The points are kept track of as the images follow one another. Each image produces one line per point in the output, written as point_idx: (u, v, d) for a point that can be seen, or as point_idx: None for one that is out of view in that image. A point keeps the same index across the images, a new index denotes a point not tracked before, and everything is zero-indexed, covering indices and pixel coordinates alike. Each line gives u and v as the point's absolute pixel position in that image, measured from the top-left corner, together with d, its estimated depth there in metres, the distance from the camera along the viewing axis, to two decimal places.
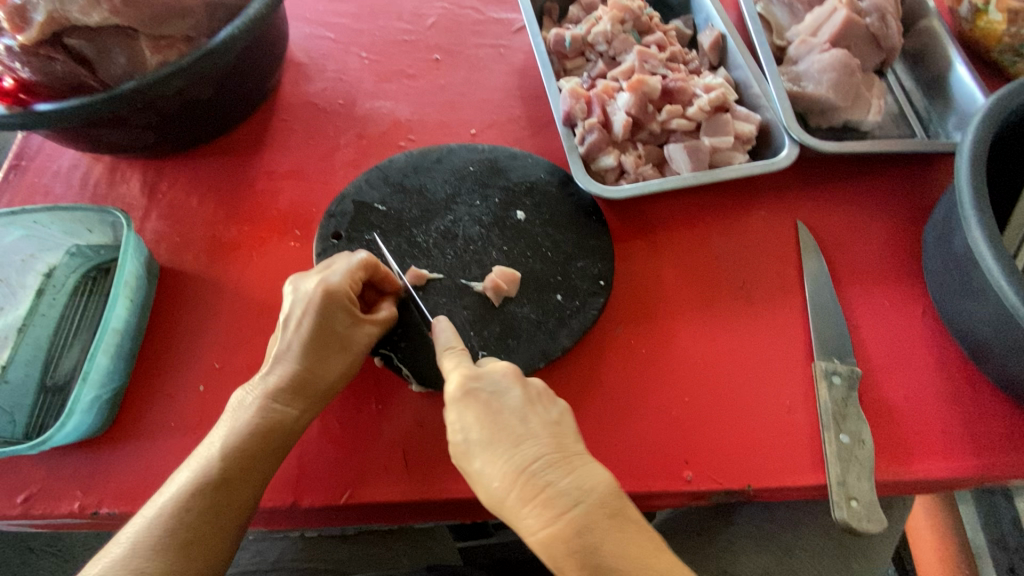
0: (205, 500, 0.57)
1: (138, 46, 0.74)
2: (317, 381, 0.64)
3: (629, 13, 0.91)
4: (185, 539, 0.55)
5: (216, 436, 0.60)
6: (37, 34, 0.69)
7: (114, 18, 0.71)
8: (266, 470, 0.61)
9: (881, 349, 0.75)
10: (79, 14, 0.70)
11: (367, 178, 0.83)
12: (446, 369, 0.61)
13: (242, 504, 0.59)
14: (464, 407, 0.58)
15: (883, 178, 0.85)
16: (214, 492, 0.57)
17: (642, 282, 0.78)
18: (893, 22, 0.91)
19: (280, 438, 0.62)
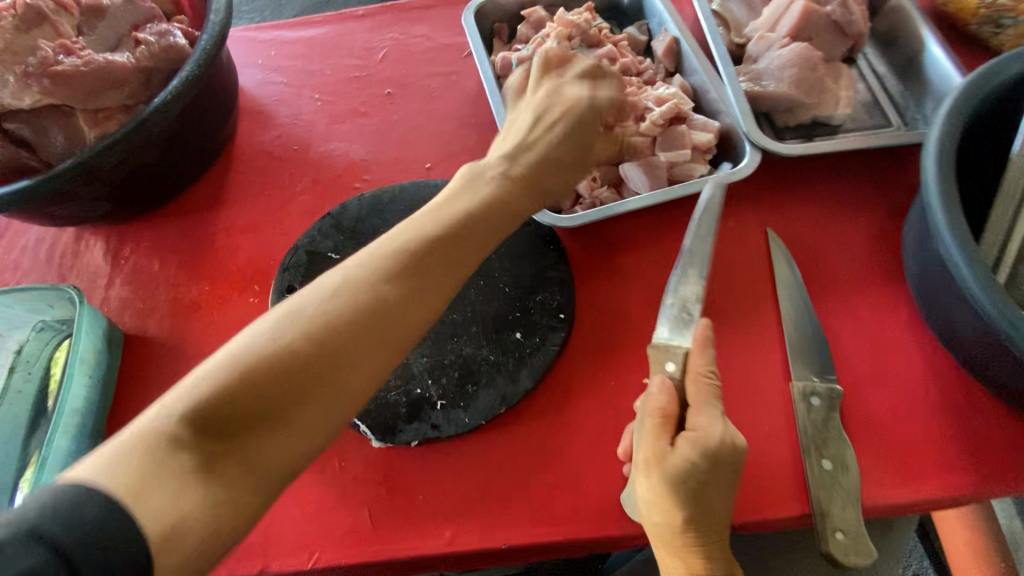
0: (257, 408, 0.45)
1: (74, 121, 0.74)
2: (549, 188, 0.63)
3: (576, 28, 0.89)
4: (234, 495, 0.43)
5: (404, 226, 0.55)
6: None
7: (46, 98, 0.72)
8: (488, 246, 0.57)
9: (864, 361, 0.70)
10: (12, 98, 0.71)
11: (320, 227, 0.82)
12: (701, 413, 0.56)
13: (415, 324, 0.52)
14: (722, 472, 0.55)
15: (856, 175, 0.80)
16: (397, 293, 0.51)
17: (607, 310, 0.75)
18: (857, 6, 0.85)
19: (508, 215, 0.59)
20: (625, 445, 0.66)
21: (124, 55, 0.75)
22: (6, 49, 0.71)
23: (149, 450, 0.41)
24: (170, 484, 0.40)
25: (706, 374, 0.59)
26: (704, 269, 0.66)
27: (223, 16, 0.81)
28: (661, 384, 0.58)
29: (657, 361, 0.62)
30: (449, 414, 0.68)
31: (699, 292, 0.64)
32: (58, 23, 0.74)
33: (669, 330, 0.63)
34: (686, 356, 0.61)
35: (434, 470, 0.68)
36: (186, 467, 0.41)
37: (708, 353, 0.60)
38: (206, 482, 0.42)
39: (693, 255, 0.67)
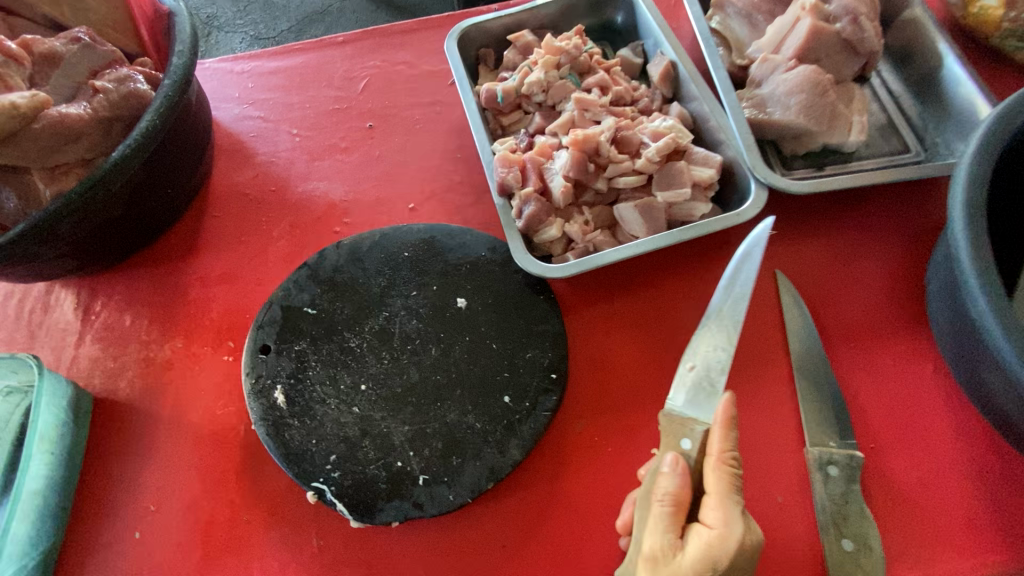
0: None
1: (30, 180, 0.70)
2: None
3: (565, 55, 0.82)
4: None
5: None
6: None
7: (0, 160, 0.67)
8: None
9: (887, 422, 0.64)
10: None
11: (296, 279, 0.77)
12: (718, 506, 0.52)
13: None
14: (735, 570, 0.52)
15: (873, 211, 0.73)
16: None
17: (603, 366, 0.70)
18: (869, 22, 0.78)
19: None
20: (623, 517, 0.61)
21: (81, 106, 0.71)
22: None
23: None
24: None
25: (728, 460, 0.54)
26: (735, 332, 0.59)
27: (186, 58, 0.75)
28: (673, 468, 0.54)
29: (671, 435, 0.57)
30: (431, 490, 0.63)
31: (728, 360, 0.58)
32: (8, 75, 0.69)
33: (689, 401, 0.58)
34: (704, 435, 0.56)
35: (420, 549, 0.63)
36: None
37: (730, 436, 0.55)
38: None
39: (722, 315, 0.61)
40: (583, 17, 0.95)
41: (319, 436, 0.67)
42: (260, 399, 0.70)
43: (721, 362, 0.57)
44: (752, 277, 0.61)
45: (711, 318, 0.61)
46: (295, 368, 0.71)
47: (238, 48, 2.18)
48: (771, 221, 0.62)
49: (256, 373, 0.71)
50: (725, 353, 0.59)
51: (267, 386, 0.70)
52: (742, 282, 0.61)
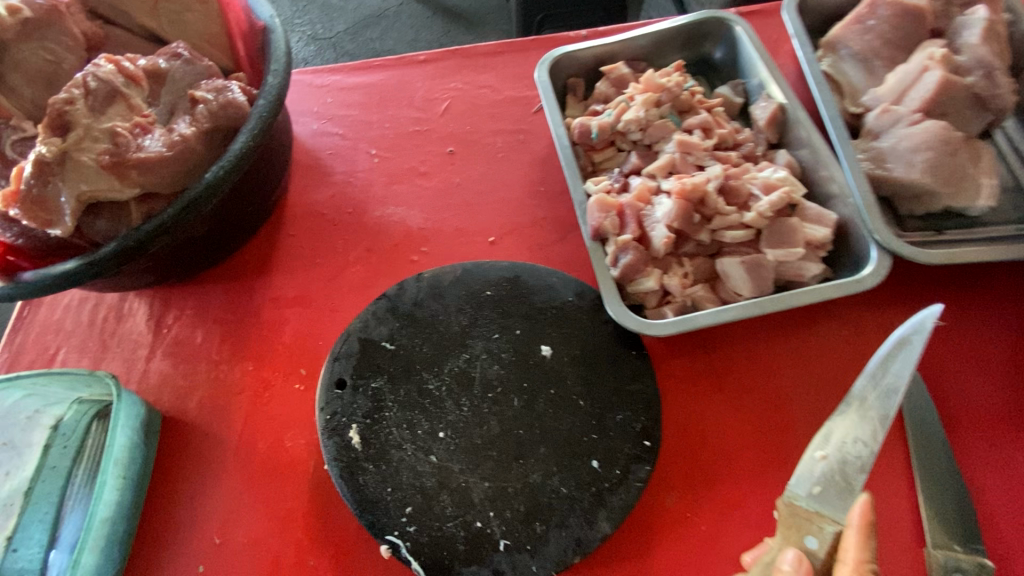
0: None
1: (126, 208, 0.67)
2: None
3: (665, 93, 0.78)
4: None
5: None
6: (72, 221, 0.64)
7: (106, 191, 0.65)
8: None
9: (1017, 527, 0.58)
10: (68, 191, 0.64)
11: (374, 311, 0.74)
12: None
13: None
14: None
15: (1002, 286, 0.67)
16: None
17: (697, 434, 0.65)
18: (1005, 77, 0.72)
19: None
20: None
21: (184, 121, 0.69)
22: (81, 134, 0.65)
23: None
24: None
25: (868, 572, 0.48)
26: (882, 428, 0.53)
27: (282, 77, 0.74)
28: (796, 567, 0.49)
29: (795, 532, 0.52)
30: (512, 558, 0.59)
31: (870, 457, 0.52)
32: (130, 97, 0.68)
33: (816, 494, 0.53)
34: (837, 537, 0.51)
35: None
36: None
37: (869, 545, 0.49)
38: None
39: (866, 404, 0.55)
40: (678, 50, 0.91)
41: (394, 484, 0.64)
42: (334, 437, 0.67)
43: (862, 460, 0.52)
44: (909, 367, 0.55)
45: (853, 405, 0.55)
46: (371, 408, 0.68)
47: (296, 46, 2.19)
48: (937, 308, 0.55)
49: (330, 409, 0.69)
50: (869, 447, 0.53)
51: (342, 425, 0.68)
52: (895, 371, 0.55)
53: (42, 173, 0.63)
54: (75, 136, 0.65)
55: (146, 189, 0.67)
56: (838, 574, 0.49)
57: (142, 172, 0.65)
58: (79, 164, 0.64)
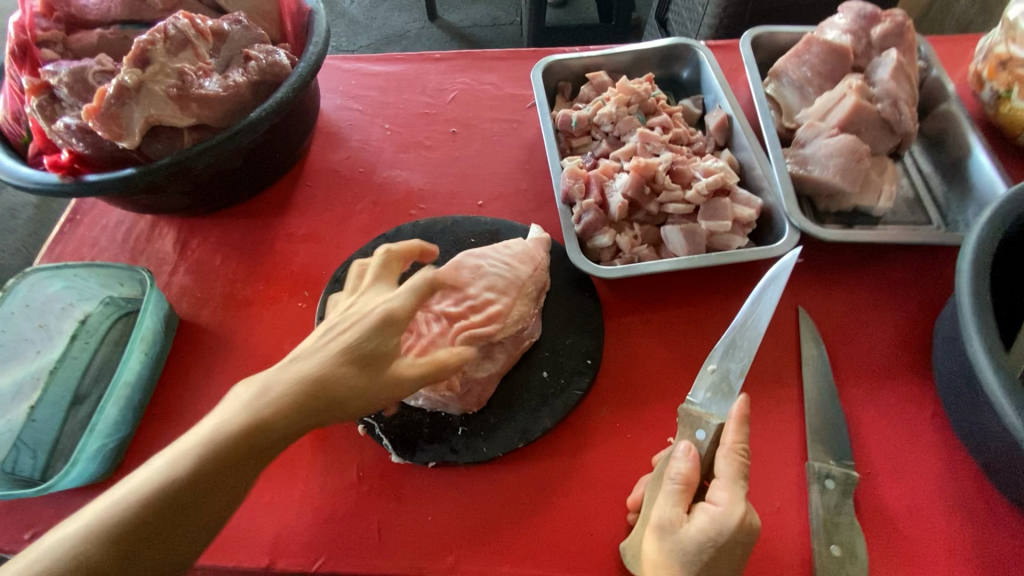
0: (347, 385, 0.55)
1: (180, 135, 0.81)
2: (334, 386, 0.54)
3: (634, 95, 0.95)
4: (237, 449, 0.50)
5: (218, 417, 0.51)
6: (138, 137, 0.78)
7: (168, 118, 0.78)
8: (243, 477, 0.51)
9: (884, 453, 0.71)
10: (138, 114, 0.77)
11: (374, 246, 0.88)
12: (726, 488, 0.59)
13: (236, 492, 0.51)
14: (742, 541, 0.57)
15: (890, 269, 0.83)
16: (213, 465, 0.49)
17: (631, 363, 0.78)
18: (907, 107, 0.90)
19: (326, 397, 0.54)
20: (634, 494, 0.68)
21: (238, 72, 0.84)
22: (157, 69, 0.79)
23: (193, 455, 0.49)
24: (227, 482, 0.50)
25: (739, 450, 0.61)
26: (754, 343, 0.70)
27: (322, 49, 0.90)
28: (682, 454, 0.62)
29: (687, 427, 0.66)
30: (468, 441, 0.71)
31: (746, 366, 0.69)
32: (198, 47, 0.83)
33: (706, 399, 0.67)
34: (719, 428, 0.64)
35: (450, 492, 0.71)
36: (208, 449, 0.49)
37: (743, 430, 0.62)
38: (172, 516, 0.47)
39: (745, 326, 0.72)
40: (652, 68, 1.08)
41: None
42: None
43: (740, 366, 0.68)
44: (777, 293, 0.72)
45: (737, 328, 0.72)
46: None
47: None
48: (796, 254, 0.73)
49: None
50: (745, 359, 0.69)
51: None
52: (766, 300, 0.73)
53: (122, 95, 0.76)
54: (152, 71, 0.78)
55: (200, 120, 0.81)
56: (720, 451, 0.61)
57: (199, 102, 0.80)
58: (152, 93, 0.78)
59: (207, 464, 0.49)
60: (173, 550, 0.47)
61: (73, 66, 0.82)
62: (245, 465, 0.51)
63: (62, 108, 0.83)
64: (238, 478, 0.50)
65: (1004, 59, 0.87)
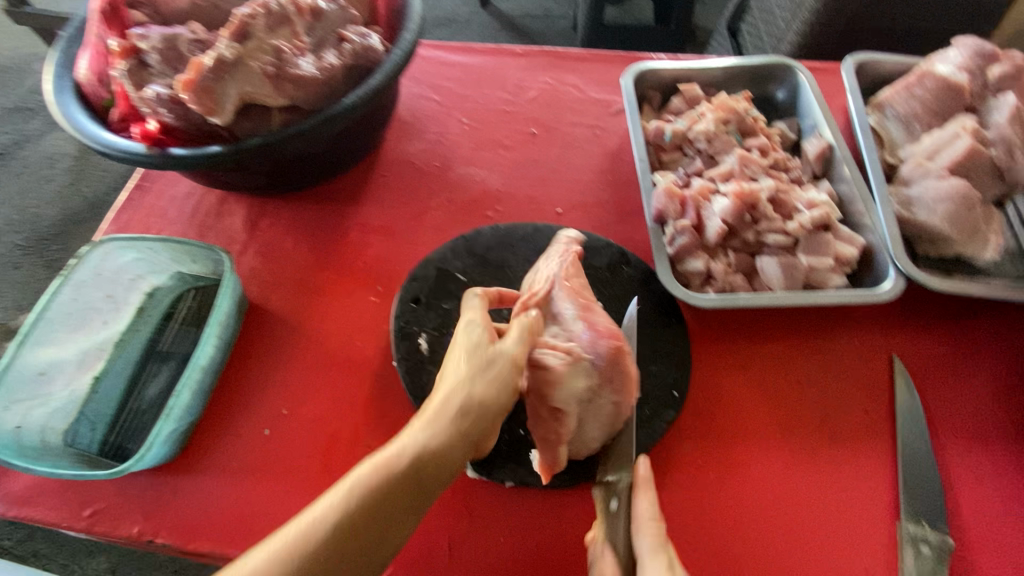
0: (490, 409, 0.60)
1: (269, 115, 0.78)
2: (491, 402, 0.60)
3: (733, 114, 0.91)
4: (425, 466, 0.56)
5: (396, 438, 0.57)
6: (231, 113, 0.75)
7: (263, 98, 0.76)
8: (414, 504, 0.55)
9: (981, 520, 0.68)
10: (234, 90, 0.74)
11: (453, 247, 0.85)
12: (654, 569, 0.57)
13: (404, 519, 0.54)
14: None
15: (991, 326, 0.80)
16: (395, 484, 0.54)
17: (716, 397, 0.75)
18: (1022, 155, 0.85)
19: (482, 417, 0.59)
20: None
21: (331, 53, 0.81)
22: (256, 45, 0.76)
23: (363, 488, 0.53)
24: (397, 500, 0.54)
25: (649, 521, 0.61)
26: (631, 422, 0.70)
27: (416, 36, 0.86)
28: (604, 553, 0.61)
29: (602, 501, 0.66)
30: None
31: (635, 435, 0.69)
32: (296, 24, 0.80)
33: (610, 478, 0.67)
34: (627, 493, 0.64)
35: (525, 515, 0.68)
36: (390, 473, 0.54)
37: (647, 497, 0.62)
38: (353, 535, 0.51)
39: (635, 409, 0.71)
40: (745, 86, 1.04)
41: None
42: (405, 341, 0.77)
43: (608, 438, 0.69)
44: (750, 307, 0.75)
45: None
46: (441, 323, 0.79)
47: None
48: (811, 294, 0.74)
49: (405, 318, 0.79)
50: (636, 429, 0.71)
51: (413, 332, 0.78)
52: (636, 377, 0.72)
53: (218, 69, 0.73)
54: (251, 46, 0.75)
55: (293, 102, 0.78)
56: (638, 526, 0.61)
57: (295, 84, 0.77)
58: (248, 70, 0.75)
59: (386, 488, 0.53)
60: (362, 559, 0.52)
61: (165, 32, 0.80)
62: (404, 492, 0.54)
63: (151, 74, 0.79)
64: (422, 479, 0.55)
65: None
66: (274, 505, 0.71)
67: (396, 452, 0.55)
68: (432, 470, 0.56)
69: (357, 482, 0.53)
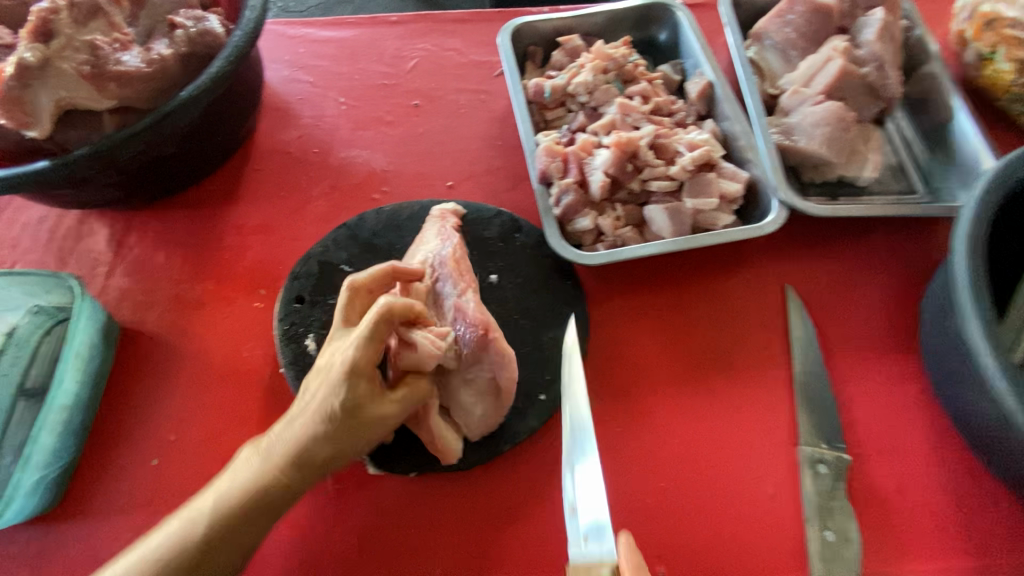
0: (342, 422, 0.55)
1: (99, 121, 0.71)
2: (342, 417, 0.55)
3: (612, 62, 0.89)
4: (276, 490, 0.55)
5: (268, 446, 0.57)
6: (51, 125, 0.67)
7: (83, 102, 0.68)
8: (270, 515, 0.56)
9: (875, 432, 0.70)
10: (47, 97, 0.67)
11: (335, 238, 0.80)
12: None
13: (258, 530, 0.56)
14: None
15: (877, 242, 0.81)
16: (246, 504, 0.55)
17: (618, 352, 0.75)
18: (893, 70, 0.86)
19: (341, 436, 0.56)
20: None
21: (162, 43, 0.73)
22: (64, 43, 0.67)
23: (221, 505, 0.54)
24: (256, 519, 0.55)
25: None
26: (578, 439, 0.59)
27: (259, 13, 0.78)
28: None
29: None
30: None
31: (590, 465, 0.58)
32: (111, 14, 0.71)
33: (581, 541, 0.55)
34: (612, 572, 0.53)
35: (435, 500, 0.67)
36: (246, 489, 0.55)
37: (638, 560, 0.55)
38: (210, 554, 0.53)
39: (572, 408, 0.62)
40: (627, 31, 1.01)
41: None
42: (291, 344, 0.73)
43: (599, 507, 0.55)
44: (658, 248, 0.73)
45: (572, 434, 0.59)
46: (328, 320, 0.75)
47: None
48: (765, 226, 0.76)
49: (289, 320, 0.74)
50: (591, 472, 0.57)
51: (299, 334, 0.74)
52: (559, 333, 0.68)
53: (22, 76, 0.65)
54: (57, 45, 0.67)
55: (123, 102, 0.70)
56: None
57: (118, 81, 0.69)
58: (60, 72, 0.66)
59: (242, 509, 0.54)
60: (221, 564, 0.54)
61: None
62: (261, 509, 0.55)
63: None
64: (260, 517, 0.55)
65: (990, 17, 0.84)
66: None
67: (253, 479, 0.55)
68: (288, 491, 0.56)
69: (212, 502, 0.55)
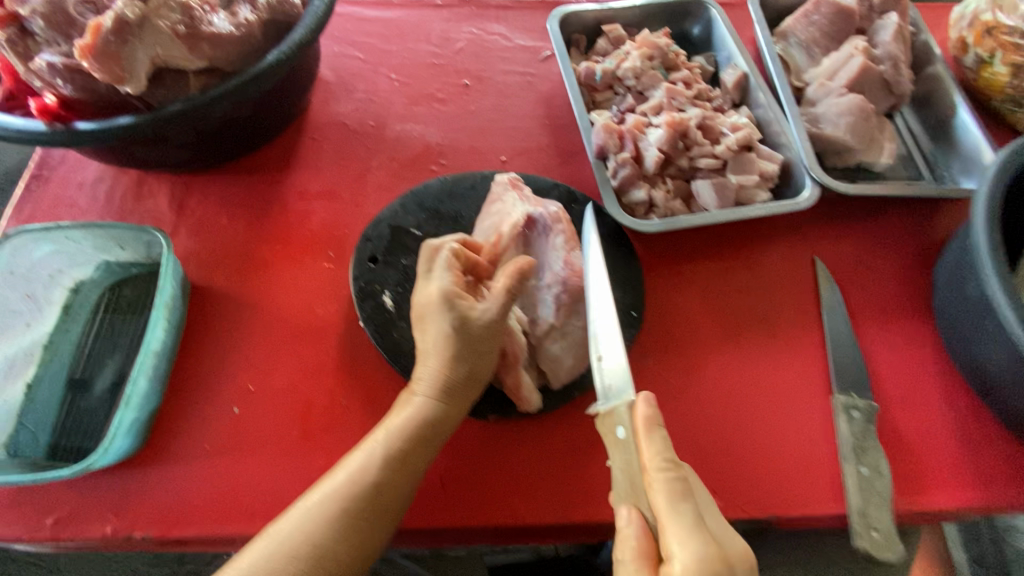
0: (467, 334, 0.66)
1: (187, 82, 0.73)
2: (469, 328, 0.66)
3: (657, 50, 0.95)
4: (439, 418, 0.65)
5: (420, 383, 0.66)
6: (145, 81, 0.69)
7: (176, 61, 0.71)
8: (440, 436, 0.65)
9: (898, 385, 0.78)
10: (143, 54, 0.68)
11: (403, 203, 0.84)
12: (647, 434, 0.60)
13: (431, 451, 0.65)
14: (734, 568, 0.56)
15: (893, 221, 0.90)
16: (416, 429, 0.64)
17: (670, 313, 0.82)
18: (906, 69, 0.96)
19: (474, 345, 0.66)
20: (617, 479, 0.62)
21: (246, 8, 0.76)
22: (160, 4, 0.69)
23: (396, 433, 0.63)
24: (427, 442, 0.64)
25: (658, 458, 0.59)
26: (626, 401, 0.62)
27: None
28: (632, 521, 0.59)
29: (609, 426, 0.63)
30: None
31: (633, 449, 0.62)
32: None
33: (609, 391, 0.65)
34: (627, 414, 0.62)
35: (511, 443, 0.72)
36: (414, 419, 0.64)
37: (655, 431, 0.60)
38: (395, 475, 0.62)
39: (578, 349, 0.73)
40: (662, 25, 1.08)
41: None
42: (369, 300, 0.77)
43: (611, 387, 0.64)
44: (705, 219, 0.81)
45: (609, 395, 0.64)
46: (402, 278, 0.79)
47: None
48: (801, 202, 0.84)
49: (364, 279, 0.78)
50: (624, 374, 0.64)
51: (375, 291, 0.77)
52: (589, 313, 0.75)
53: (122, 31, 0.66)
54: (155, 4, 0.69)
55: (212, 63, 0.73)
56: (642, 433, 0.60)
57: (211, 42, 0.71)
58: (156, 30, 0.68)
59: (416, 434, 0.64)
60: (406, 483, 0.62)
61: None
62: (429, 432, 0.64)
63: (38, 43, 0.71)
64: (427, 438, 0.64)
65: (991, 25, 0.94)
66: (255, 480, 0.70)
67: (416, 413, 0.65)
68: (447, 415, 0.66)
69: (386, 437, 0.63)
